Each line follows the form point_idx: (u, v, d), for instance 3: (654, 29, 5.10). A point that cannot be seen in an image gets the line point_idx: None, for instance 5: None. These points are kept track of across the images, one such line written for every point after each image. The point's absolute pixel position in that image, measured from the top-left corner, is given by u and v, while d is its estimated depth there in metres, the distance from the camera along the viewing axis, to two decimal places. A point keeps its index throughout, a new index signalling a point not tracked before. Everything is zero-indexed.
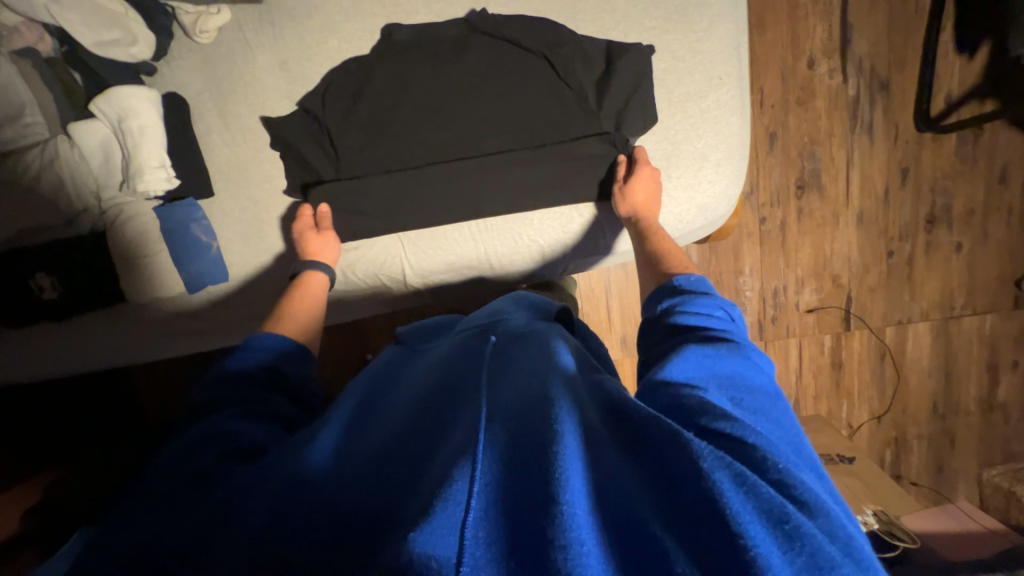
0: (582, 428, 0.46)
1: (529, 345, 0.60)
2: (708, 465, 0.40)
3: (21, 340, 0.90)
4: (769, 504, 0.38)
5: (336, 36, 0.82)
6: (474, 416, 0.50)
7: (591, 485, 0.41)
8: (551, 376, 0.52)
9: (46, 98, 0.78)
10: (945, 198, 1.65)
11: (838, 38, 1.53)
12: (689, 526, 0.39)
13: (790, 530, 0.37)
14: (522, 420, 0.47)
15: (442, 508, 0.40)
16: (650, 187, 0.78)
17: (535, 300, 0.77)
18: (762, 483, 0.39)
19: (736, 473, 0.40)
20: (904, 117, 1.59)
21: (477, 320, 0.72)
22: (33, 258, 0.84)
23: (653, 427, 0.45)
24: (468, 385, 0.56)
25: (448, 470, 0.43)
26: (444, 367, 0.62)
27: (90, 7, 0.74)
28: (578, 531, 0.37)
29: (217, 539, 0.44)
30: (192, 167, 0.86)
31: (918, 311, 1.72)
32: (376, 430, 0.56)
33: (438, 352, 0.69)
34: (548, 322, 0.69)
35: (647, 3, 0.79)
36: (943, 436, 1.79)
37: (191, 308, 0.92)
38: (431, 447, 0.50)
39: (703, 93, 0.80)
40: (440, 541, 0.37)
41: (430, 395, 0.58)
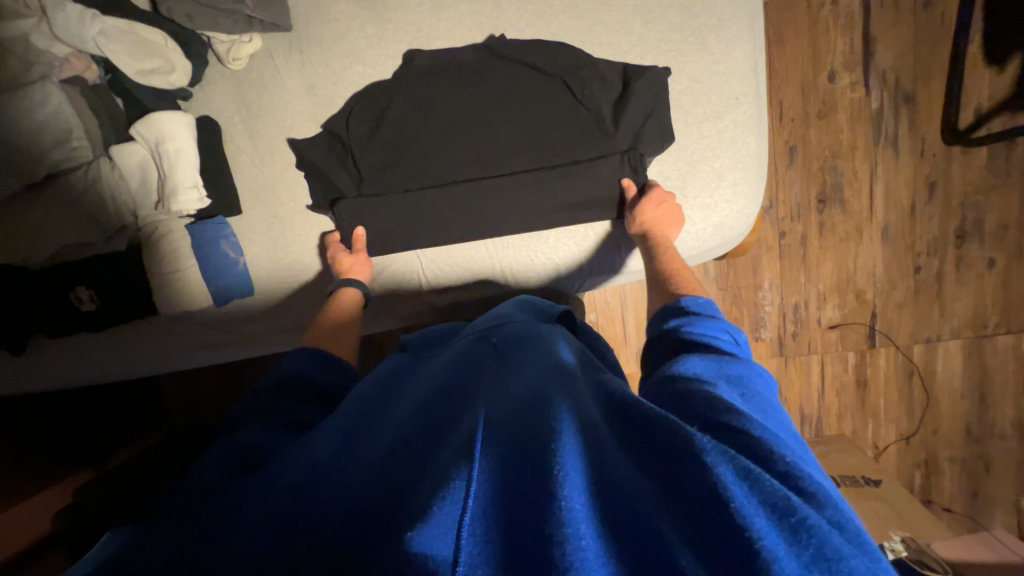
0: (582, 428, 0.46)
1: (533, 351, 0.62)
2: (710, 458, 0.40)
3: (60, 349, 0.95)
4: (774, 497, 0.38)
5: (360, 61, 0.85)
6: (473, 418, 0.51)
7: (590, 480, 0.42)
8: (552, 379, 0.54)
9: (91, 122, 0.83)
10: (976, 213, 1.59)
11: (860, 51, 1.51)
12: (692, 519, 0.39)
13: (796, 523, 0.37)
14: (523, 422, 0.48)
15: (439, 505, 0.40)
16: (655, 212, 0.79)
17: (538, 305, 0.80)
18: (766, 475, 0.39)
19: (740, 467, 0.40)
20: (930, 130, 1.55)
21: (485, 325, 0.74)
22: (75, 272, 0.89)
23: (656, 422, 0.45)
24: (472, 388, 0.58)
25: (447, 471, 0.44)
26: (451, 371, 0.64)
27: (134, 39, 0.77)
28: (576, 526, 0.37)
29: (227, 531, 0.46)
30: (222, 186, 0.90)
31: (948, 329, 1.66)
32: (382, 428, 0.58)
33: (447, 353, 0.71)
34: (552, 323, 0.73)
35: (664, 26, 0.80)
36: (977, 460, 1.71)
37: (217, 320, 0.95)
38: (435, 444, 0.51)
39: (720, 113, 0.81)
40: (435, 540, 0.38)
41: (436, 396, 0.60)
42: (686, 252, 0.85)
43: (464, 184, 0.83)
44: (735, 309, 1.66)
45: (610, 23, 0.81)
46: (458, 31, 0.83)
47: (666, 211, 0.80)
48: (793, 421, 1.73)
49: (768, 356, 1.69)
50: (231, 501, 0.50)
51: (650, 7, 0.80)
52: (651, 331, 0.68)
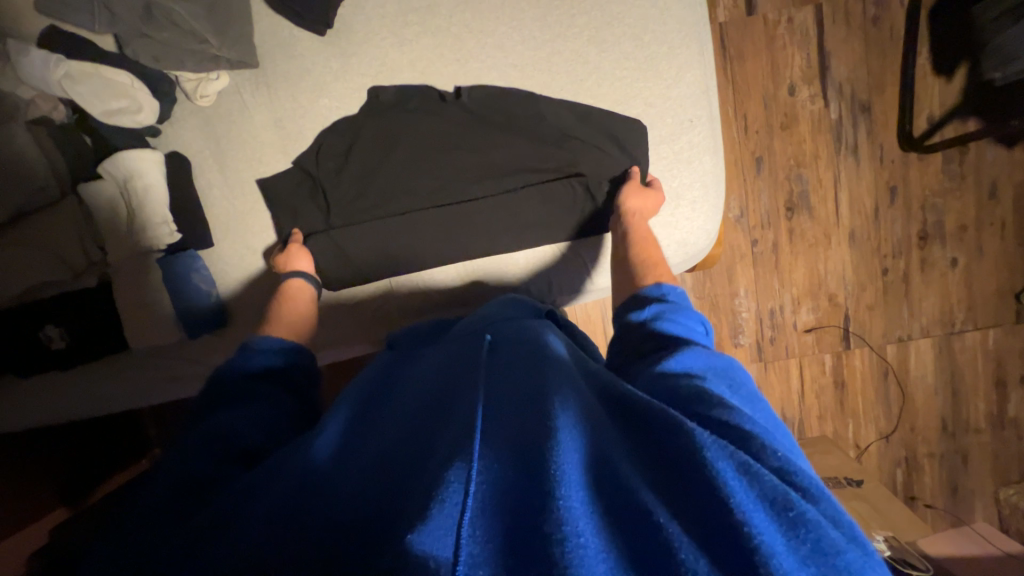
0: (579, 423, 0.47)
1: (528, 345, 0.62)
2: (711, 454, 0.42)
3: (26, 389, 0.94)
4: (773, 491, 0.40)
5: (326, 94, 0.87)
6: (470, 415, 0.51)
7: (588, 475, 0.43)
8: (545, 374, 0.55)
9: (57, 160, 0.83)
10: (935, 215, 1.66)
11: (817, 65, 1.58)
12: (698, 512, 0.40)
13: (794, 517, 0.39)
14: (519, 417, 0.49)
15: (440, 510, 0.40)
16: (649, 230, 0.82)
17: (528, 304, 0.81)
18: (763, 470, 0.41)
19: (739, 462, 0.42)
20: (887, 138, 1.62)
21: (474, 324, 0.74)
22: (46, 311, 0.89)
23: (659, 418, 0.47)
24: (468, 383, 0.58)
25: (444, 471, 0.44)
26: (444, 369, 0.65)
27: (100, 82, 0.79)
28: (575, 521, 0.38)
29: (220, 543, 0.48)
30: (193, 220, 0.91)
31: (918, 328, 1.71)
32: (379, 435, 0.58)
33: (438, 354, 0.72)
34: (543, 320, 0.75)
35: (618, 54, 0.83)
36: (954, 454, 1.76)
37: (190, 354, 0.95)
38: (431, 443, 0.52)
39: (676, 135, 0.84)
40: (438, 541, 0.38)
41: (431, 396, 0.60)
42: None
43: (431, 211, 0.85)
44: (713, 316, 1.69)
45: (566, 53, 0.84)
46: (421, 63, 0.86)
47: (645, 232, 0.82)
48: None
49: (747, 361, 1.72)
50: (234, 497, 0.53)
51: (604, 37, 0.83)
52: (623, 328, 0.68)
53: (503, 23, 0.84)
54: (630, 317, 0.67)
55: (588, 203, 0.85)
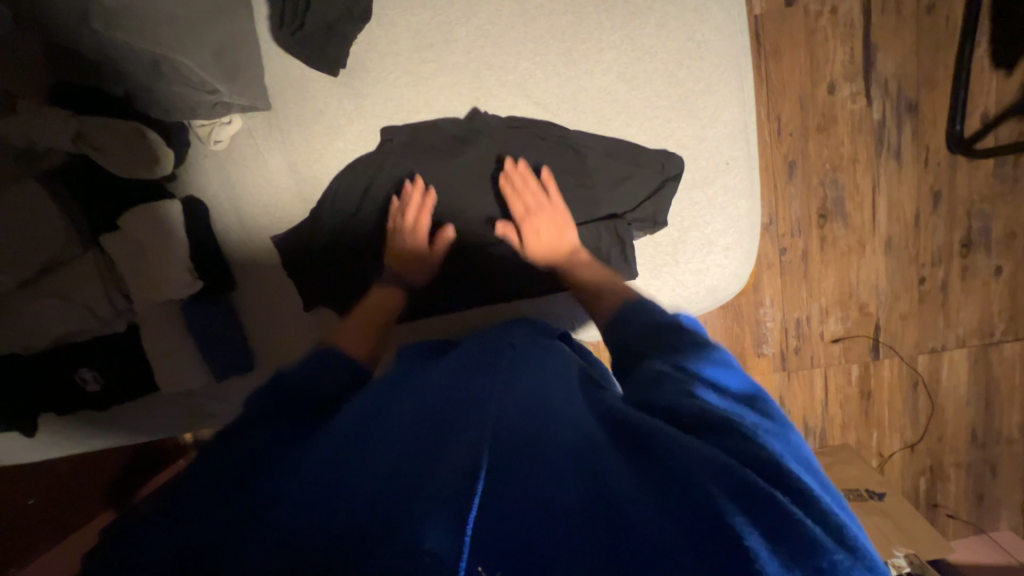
0: (576, 436, 0.47)
1: (538, 367, 0.63)
2: (700, 465, 0.41)
3: (67, 425, 0.97)
4: (762, 499, 0.38)
5: (340, 137, 0.83)
6: (478, 422, 0.51)
7: (583, 487, 0.43)
8: (548, 391, 0.56)
9: (76, 213, 0.83)
10: (982, 221, 1.55)
11: (861, 60, 1.46)
12: (685, 517, 0.39)
13: (782, 525, 0.37)
14: (518, 429, 0.49)
15: (437, 517, 0.39)
16: (547, 223, 0.78)
17: (543, 326, 0.81)
18: (755, 477, 0.40)
19: (729, 469, 0.40)
20: (934, 139, 1.50)
21: (482, 340, 0.75)
22: (80, 355, 0.91)
23: (655, 429, 0.46)
24: (475, 391, 0.59)
25: (441, 474, 0.44)
26: (451, 376, 0.65)
27: (111, 137, 0.75)
28: (560, 541, 0.39)
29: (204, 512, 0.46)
30: (211, 266, 0.90)
31: (953, 339, 1.65)
32: (375, 422, 0.57)
33: (446, 361, 0.72)
34: (554, 341, 0.74)
35: (649, 92, 0.77)
36: (982, 465, 1.72)
37: (215, 392, 0.97)
38: (429, 440, 0.52)
39: (710, 179, 0.78)
40: (429, 534, 0.38)
41: (434, 397, 0.61)
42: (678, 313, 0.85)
43: (456, 258, 0.85)
44: (735, 326, 1.65)
45: (593, 90, 0.78)
46: (438, 103, 0.81)
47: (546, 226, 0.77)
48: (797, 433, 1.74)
49: (770, 371, 1.69)
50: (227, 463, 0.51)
51: (634, 74, 0.76)
52: (614, 334, 0.66)
53: (524, 59, 0.78)
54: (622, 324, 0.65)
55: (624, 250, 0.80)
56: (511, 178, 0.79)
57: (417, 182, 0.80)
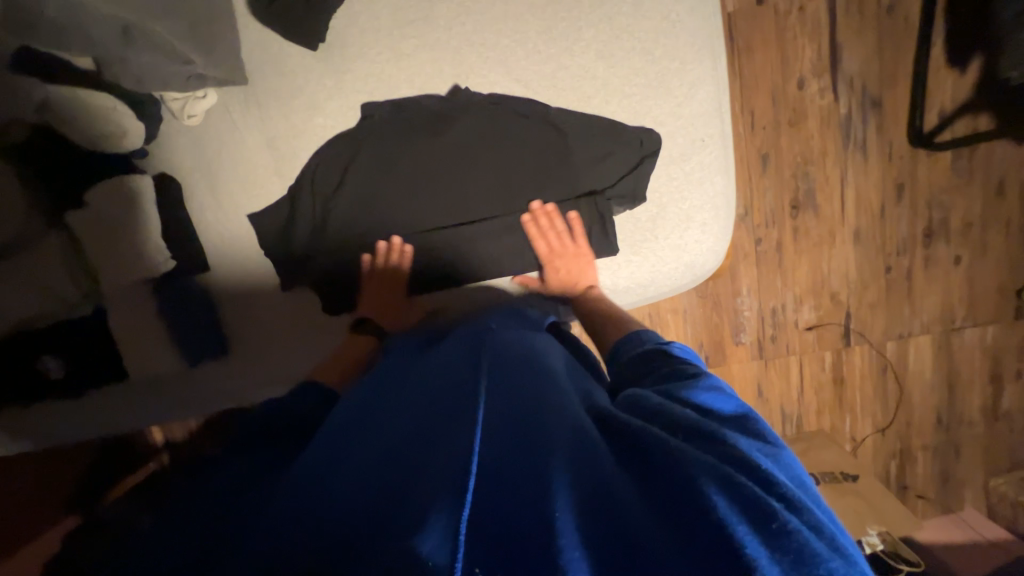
0: (567, 442, 0.46)
1: (524, 363, 0.61)
2: (695, 472, 0.41)
3: (24, 421, 0.91)
4: (757, 502, 0.39)
5: (320, 113, 0.83)
6: (462, 426, 0.49)
7: (579, 495, 0.42)
8: (538, 387, 0.55)
9: (39, 192, 0.79)
10: (942, 212, 1.63)
11: (827, 57, 1.52)
12: (682, 528, 0.39)
13: (778, 529, 0.37)
14: (512, 431, 0.49)
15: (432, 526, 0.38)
16: (571, 265, 0.82)
17: (529, 316, 0.78)
18: (748, 483, 0.40)
19: (723, 476, 0.41)
20: (896, 133, 1.58)
21: (468, 332, 0.73)
22: (43, 342, 0.87)
23: (648, 435, 0.46)
24: (464, 386, 0.58)
25: (432, 483, 0.43)
26: (439, 372, 0.64)
27: (79, 108, 0.73)
28: (564, 546, 0.37)
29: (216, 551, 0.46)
30: (184, 246, 0.87)
31: (918, 325, 1.72)
32: (361, 439, 0.56)
33: (435, 356, 0.70)
34: (542, 334, 0.73)
35: (627, 69, 0.78)
36: (947, 447, 1.79)
37: (186, 379, 0.93)
38: (422, 442, 0.51)
39: (686, 156, 0.81)
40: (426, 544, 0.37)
41: (422, 397, 0.59)
42: (658, 290, 0.86)
43: (444, 253, 0.85)
44: (714, 315, 1.69)
45: (573, 68, 0.79)
46: (419, 79, 0.81)
47: (567, 269, 0.82)
48: (775, 420, 1.78)
49: (748, 359, 1.73)
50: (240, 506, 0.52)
51: (612, 52, 0.78)
52: (616, 361, 0.68)
53: (505, 36, 0.79)
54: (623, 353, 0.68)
55: (603, 227, 0.82)
56: (537, 221, 0.82)
57: (394, 241, 0.84)
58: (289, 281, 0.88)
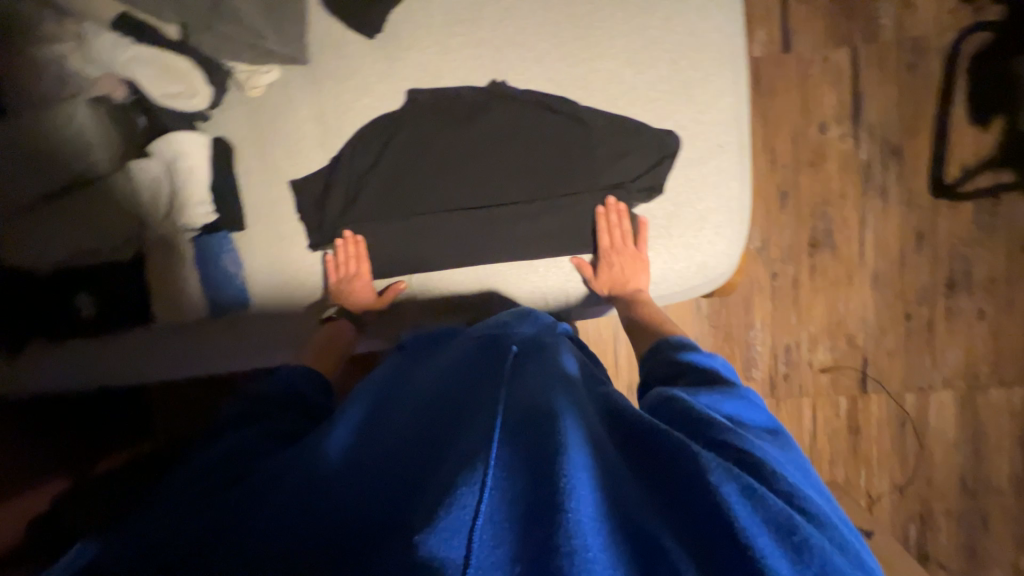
0: (589, 442, 0.47)
1: (541, 363, 0.62)
2: (715, 478, 0.42)
3: (53, 356, 0.96)
4: (778, 515, 0.40)
5: (368, 94, 0.90)
6: (487, 420, 0.50)
7: (602, 493, 0.43)
8: (552, 387, 0.55)
9: (111, 138, 0.87)
10: (964, 264, 1.62)
11: (849, 105, 1.58)
12: (703, 534, 0.40)
13: (800, 542, 0.39)
14: (528, 428, 0.48)
15: (457, 513, 0.39)
16: (625, 266, 0.86)
17: (542, 319, 0.82)
18: (770, 495, 0.42)
19: (744, 485, 0.42)
20: (917, 182, 1.60)
21: (487, 329, 0.76)
22: (84, 279, 0.93)
23: (666, 439, 0.47)
24: (482, 388, 0.59)
25: (454, 475, 0.43)
26: (458, 374, 0.65)
27: (161, 66, 0.83)
28: (585, 536, 0.38)
29: (227, 526, 0.45)
30: (227, 203, 0.93)
31: (940, 378, 1.66)
32: (389, 432, 0.59)
33: (455, 354, 0.72)
34: (558, 334, 0.76)
35: (652, 77, 0.85)
36: (972, 515, 1.68)
37: (211, 333, 0.96)
38: (444, 443, 0.52)
39: (704, 159, 0.85)
40: (443, 543, 0.38)
41: (442, 400, 0.61)
42: (668, 287, 0.89)
43: (466, 232, 0.89)
44: (726, 347, 1.67)
45: (603, 72, 0.86)
46: (462, 72, 0.88)
47: (621, 269, 0.86)
48: None
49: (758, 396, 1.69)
50: (251, 482, 0.51)
51: (641, 60, 0.85)
52: (649, 364, 0.73)
53: (543, 39, 0.86)
54: (660, 353, 0.72)
55: (616, 235, 0.85)
56: (607, 215, 0.86)
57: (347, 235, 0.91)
58: (320, 245, 0.93)
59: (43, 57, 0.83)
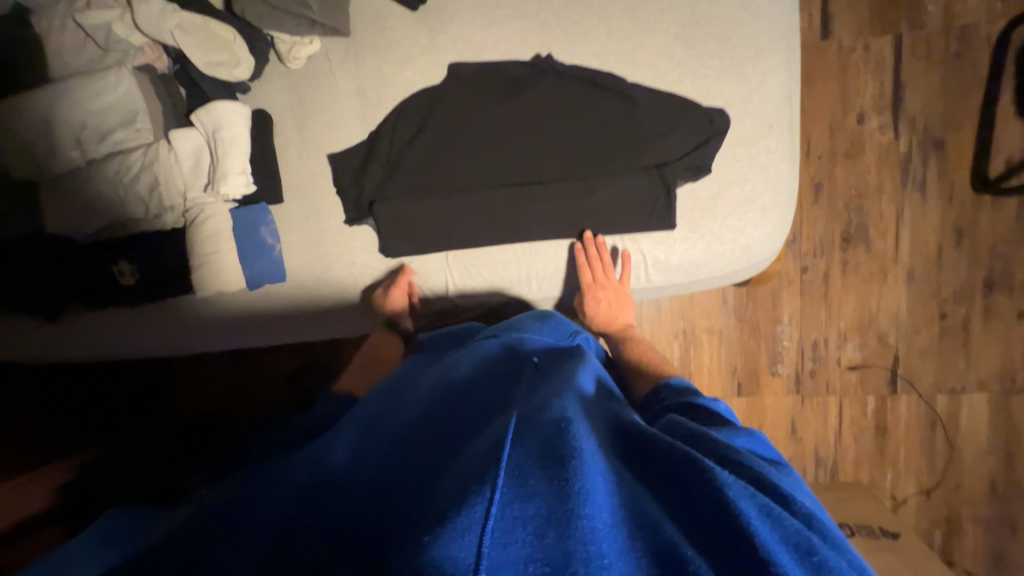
0: (600, 447, 0.42)
1: (550, 372, 0.59)
2: (735, 495, 0.37)
3: (88, 323, 0.98)
4: (796, 536, 0.36)
5: (409, 67, 0.89)
6: (497, 425, 0.45)
7: (615, 502, 0.37)
8: (563, 392, 0.50)
9: (155, 108, 0.89)
10: (1005, 263, 1.56)
11: (890, 96, 1.53)
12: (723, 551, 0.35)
13: (819, 562, 0.35)
14: (535, 424, 0.42)
15: (468, 509, 0.33)
16: (610, 299, 0.86)
17: (563, 326, 0.80)
18: (788, 514, 0.38)
19: (763, 505, 0.38)
20: (959, 177, 1.55)
21: (498, 336, 0.73)
22: (121, 248, 0.94)
23: (677, 452, 0.42)
24: (492, 402, 0.54)
25: (460, 475, 0.38)
26: (464, 383, 0.61)
27: (205, 34, 0.83)
28: (597, 543, 0.33)
29: (212, 530, 0.40)
30: (267, 176, 0.93)
31: (974, 380, 1.61)
32: (384, 430, 0.53)
33: (460, 360, 0.68)
34: (571, 346, 0.72)
35: (701, 53, 0.82)
36: (1001, 522, 1.63)
37: (247, 305, 0.98)
38: (448, 449, 0.47)
39: (754, 139, 0.82)
40: (456, 543, 0.31)
41: (444, 405, 0.56)
42: (711, 272, 0.87)
43: (506, 209, 0.88)
44: (751, 341, 1.65)
45: (650, 47, 0.83)
46: (505, 46, 0.87)
47: (608, 302, 0.86)
48: (807, 463, 1.68)
49: (782, 392, 1.66)
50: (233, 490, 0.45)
51: (691, 35, 0.82)
52: (647, 401, 0.68)
53: (590, 13, 0.85)
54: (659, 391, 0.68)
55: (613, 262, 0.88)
56: (585, 248, 0.87)
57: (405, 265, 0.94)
58: (360, 220, 0.92)
59: (94, 24, 0.85)
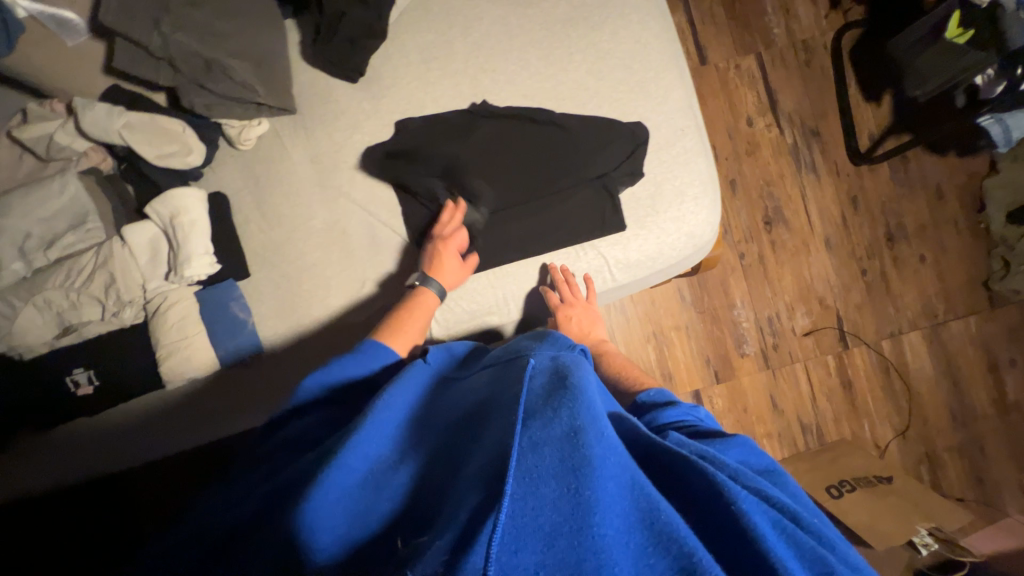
0: (623, 461, 0.43)
1: (561, 368, 0.53)
2: (750, 511, 0.42)
3: (42, 446, 0.91)
4: (809, 551, 0.42)
5: (359, 131, 0.97)
6: (502, 424, 0.45)
7: (635, 517, 0.40)
8: (578, 389, 0.48)
9: (104, 206, 0.89)
10: (896, 218, 1.83)
11: (766, 100, 1.82)
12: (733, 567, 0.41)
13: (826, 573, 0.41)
14: (554, 436, 0.42)
15: (481, 531, 0.36)
16: (581, 320, 0.90)
17: (559, 338, 0.65)
18: (800, 532, 0.43)
19: (777, 524, 0.44)
20: (839, 155, 1.83)
21: (500, 353, 0.66)
22: (77, 356, 0.89)
23: (697, 475, 0.46)
24: (501, 396, 0.51)
25: (477, 494, 0.39)
26: (474, 390, 0.58)
27: (154, 129, 0.87)
28: (610, 551, 0.36)
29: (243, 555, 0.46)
30: (231, 252, 0.93)
31: (906, 321, 1.81)
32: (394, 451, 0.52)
33: (472, 375, 0.64)
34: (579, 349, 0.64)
35: (610, 81, 0.97)
36: (971, 444, 1.78)
37: (223, 389, 0.93)
38: (457, 463, 0.47)
39: (672, 142, 0.96)
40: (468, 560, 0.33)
41: (455, 419, 0.54)
42: (666, 260, 0.96)
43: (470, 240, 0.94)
44: (715, 329, 1.77)
45: (570, 82, 0.97)
46: (444, 100, 0.97)
47: (580, 318, 0.90)
48: (795, 433, 1.75)
49: (755, 370, 1.76)
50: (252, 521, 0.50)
51: (600, 68, 0.97)
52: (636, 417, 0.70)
53: (512, 63, 0.97)
54: (643, 407, 0.71)
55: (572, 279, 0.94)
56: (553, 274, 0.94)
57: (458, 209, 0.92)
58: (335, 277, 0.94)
59: (34, 137, 0.86)
